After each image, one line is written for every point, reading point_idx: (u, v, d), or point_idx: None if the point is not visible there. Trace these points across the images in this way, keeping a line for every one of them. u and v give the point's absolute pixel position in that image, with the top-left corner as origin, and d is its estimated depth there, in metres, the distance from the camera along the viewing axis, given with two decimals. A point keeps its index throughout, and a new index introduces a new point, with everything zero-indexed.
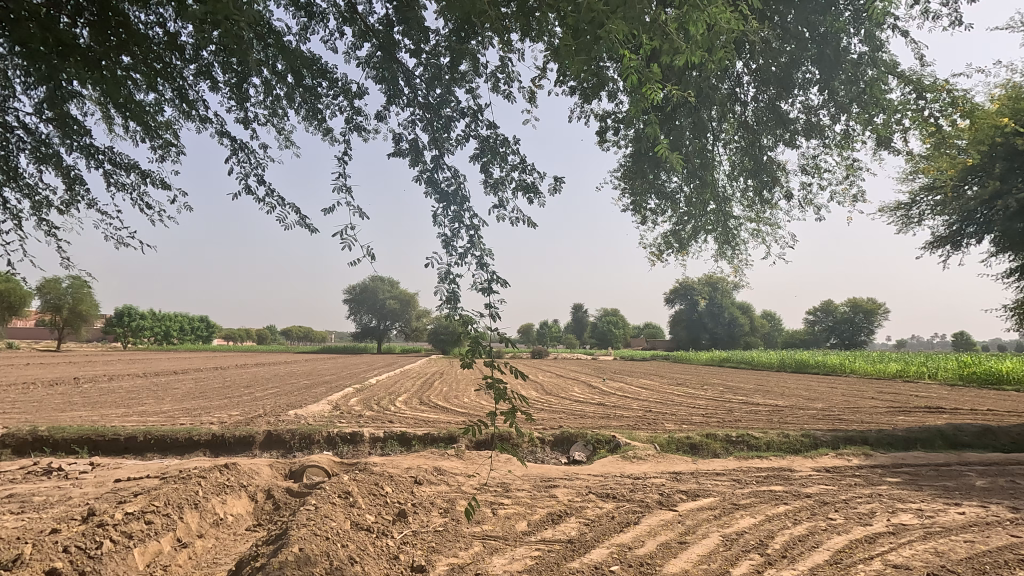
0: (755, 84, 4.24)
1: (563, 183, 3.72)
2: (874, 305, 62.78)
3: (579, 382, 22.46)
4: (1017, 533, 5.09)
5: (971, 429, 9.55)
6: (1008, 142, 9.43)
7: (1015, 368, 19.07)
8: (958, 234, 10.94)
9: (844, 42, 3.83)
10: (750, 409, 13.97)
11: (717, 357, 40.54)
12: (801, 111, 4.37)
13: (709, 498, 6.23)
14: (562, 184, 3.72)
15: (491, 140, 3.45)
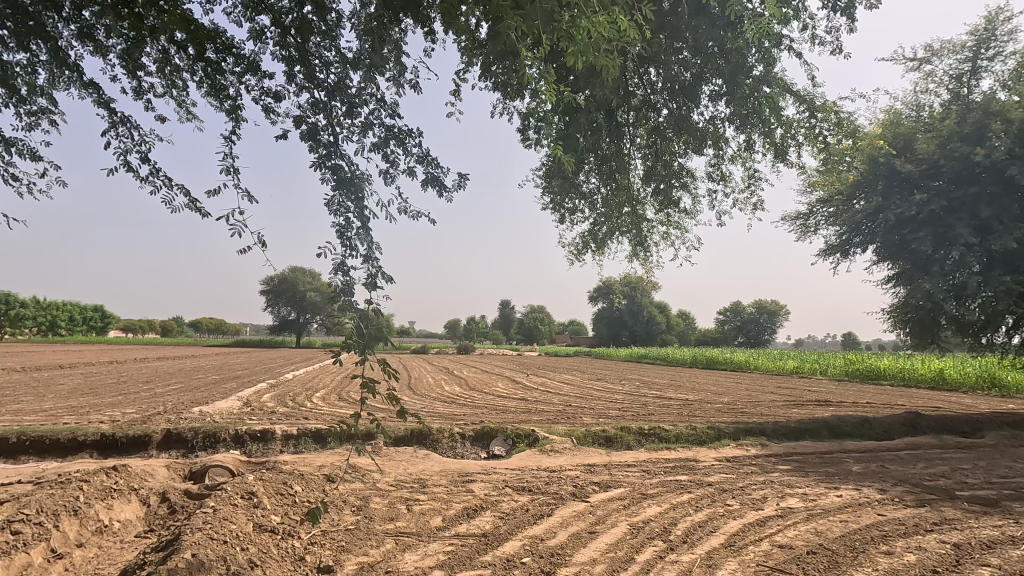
0: (667, 93, 4.45)
1: (468, 179, 3.81)
2: (777, 308, 68.10)
3: (504, 377, 22.66)
4: (884, 513, 5.69)
5: (853, 420, 10.57)
6: (889, 163, 10.55)
7: (892, 364, 21.32)
8: (846, 244, 12.00)
9: (746, 59, 4.07)
10: (663, 404, 14.66)
11: (635, 353, 42.30)
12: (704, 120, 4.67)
13: (620, 489, 6.48)
14: (467, 180, 3.81)
15: (396, 130, 3.46)
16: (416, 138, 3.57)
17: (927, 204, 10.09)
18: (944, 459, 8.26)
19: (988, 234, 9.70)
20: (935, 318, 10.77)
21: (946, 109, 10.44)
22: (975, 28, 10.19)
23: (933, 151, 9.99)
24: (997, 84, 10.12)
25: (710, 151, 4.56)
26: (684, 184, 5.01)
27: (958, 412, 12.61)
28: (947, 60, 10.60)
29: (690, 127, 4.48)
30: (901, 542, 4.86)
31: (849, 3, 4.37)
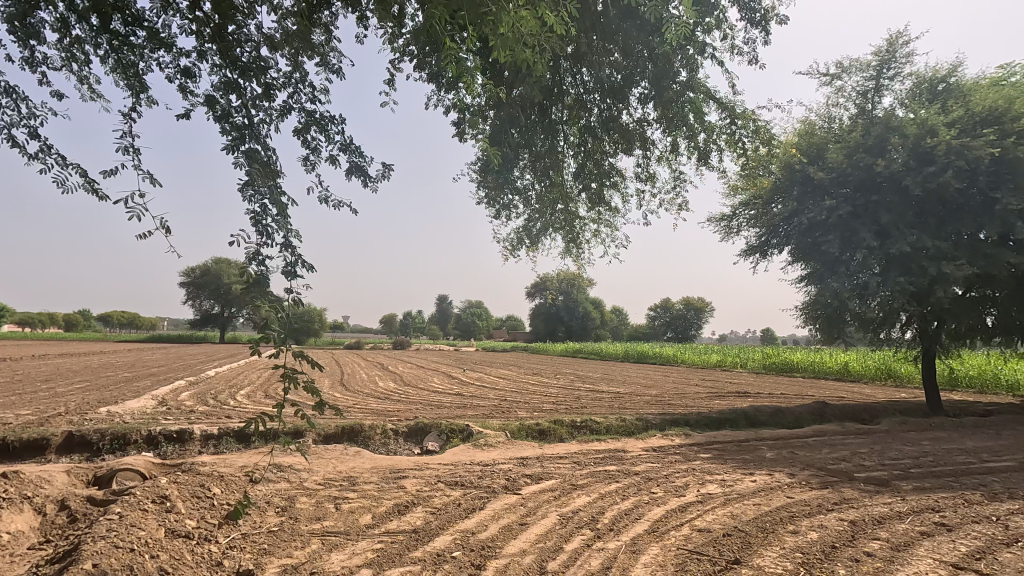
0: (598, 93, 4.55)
1: (393, 171, 3.79)
2: (704, 304, 71.56)
3: (440, 373, 22.52)
4: (792, 495, 6.14)
5: (767, 410, 11.30)
6: (804, 171, 11.41)
7: (804, 358, 22.95)
8: (764, 245, 12.78)
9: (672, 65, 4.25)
10: (595, 397, 15.07)
11: (570, 348, 43.16)
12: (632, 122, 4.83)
13: (551, 480, 6.61)
14: (391, 171, 3.79)
15: (318, 116, 3.36)
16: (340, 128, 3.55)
17: (835, 210, 10.92)
18: (845, 444, 9.00)
19: (886, 238, 10.63)
20: (841, 315, 11.69)
21: (853, 122, 11.32)
22: (878, 50, 11.12)
23: (842, 160, 10.81)
24: (896, 101, 11.08)
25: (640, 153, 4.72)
26: (614, 183, 5.16)
27: (858, 401, 13.77)
28: (855, 77, 11.49)
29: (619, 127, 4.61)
30: (806, 521, 5.26)
31: (763, 16, 4.63)
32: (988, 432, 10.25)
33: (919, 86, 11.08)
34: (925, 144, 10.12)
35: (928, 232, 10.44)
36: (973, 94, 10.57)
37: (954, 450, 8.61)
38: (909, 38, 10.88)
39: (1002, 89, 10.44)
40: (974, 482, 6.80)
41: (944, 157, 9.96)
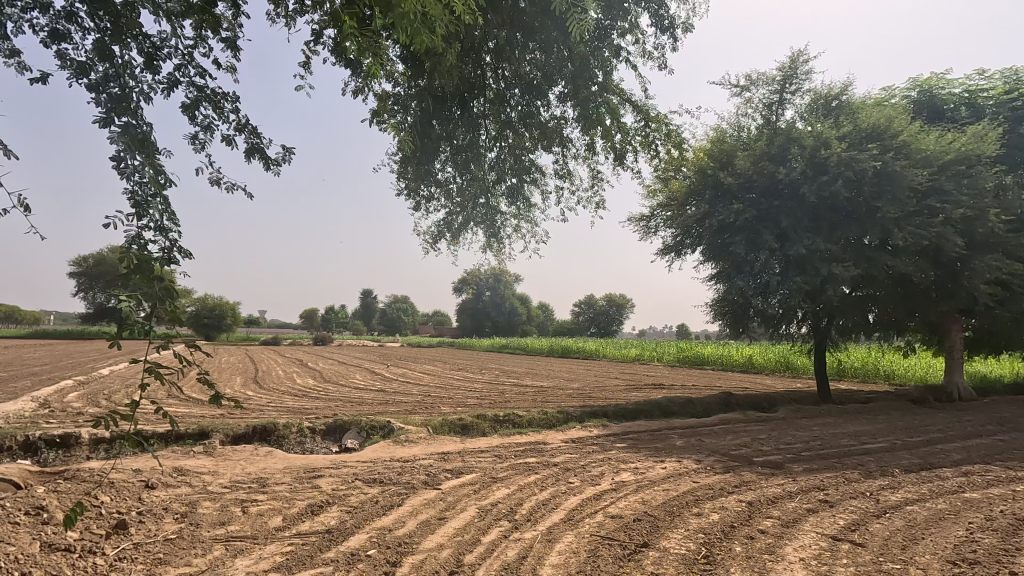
0: (519, 89, 4.61)
1: (295, 154, 3.84)
2: (625, 300, 74.56)
3: (362, 369, 21.95)
4: (698, 480, 6.53)
5: (679, 400, 11.95)
6: (715, 175, 12.10)
7: (714, 352, 24.47)
8: (679, 245, 13.45)
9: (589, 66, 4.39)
10: (519, 391, 15.25)
11: (496, 343, 43.49)
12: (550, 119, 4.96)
13: (471, 474, 6.62)
14: (294, 155, 3.84)
15: (212, 93, 3.29)
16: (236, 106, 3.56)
17: (742, 213, 11.71)
18: (746, 431, 9.68)
19: (786, 241, 11.53)
20: (745, 311, 12.56)
21: (759, 132, 12.15)
22: (782, 66, 12.00)
23: (749, 167, 11.59)
24: (796, 115, 12.03)
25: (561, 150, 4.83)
26: (534, 179, 5.25)
27: (760, 390, 14.87)
28: (762, 89, 12.32)
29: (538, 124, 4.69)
30: (709, 504, 5.62)
31: (672, 24, 4.89)
32: (867, 417, 11.41)
33: (816, 101, 12.06)
34: (819, 155, 11.06)
35: (820, 236, 11.44)
36: (861, 112, 11.66)
37: (838, 434, 9.49)
38: (808, 57, 11.82)
39: (884, 109, 11.60)
40: (853, 462, 7.55)
41: (836, 168, 10.93)
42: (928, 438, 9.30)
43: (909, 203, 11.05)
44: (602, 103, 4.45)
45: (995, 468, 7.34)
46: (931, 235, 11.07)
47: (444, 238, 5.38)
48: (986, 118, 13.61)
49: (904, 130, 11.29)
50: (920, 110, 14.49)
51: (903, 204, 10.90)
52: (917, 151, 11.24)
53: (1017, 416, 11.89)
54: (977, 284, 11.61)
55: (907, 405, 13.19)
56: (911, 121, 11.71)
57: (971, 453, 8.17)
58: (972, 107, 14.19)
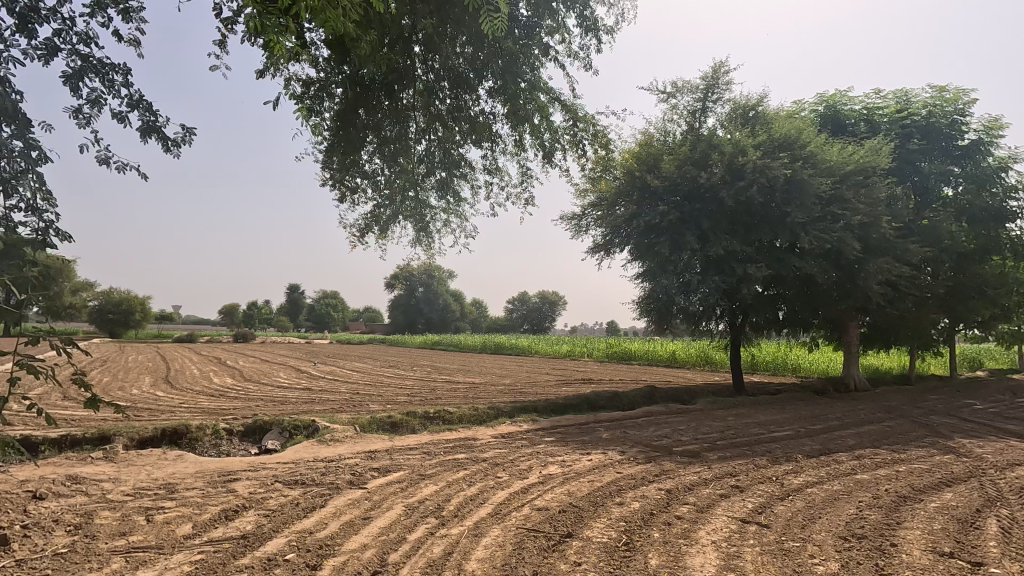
0: (448, 83, 4.59)
1: (195, 136, 3.69)
2: (557, 298, 76.04)
3: (287, 367, 21.03)
4: (621, 470, 6.77)
5: (606, 395, 12.32)
6: (642, 177, 12.53)
7: (640, 347, 25.41)
8: (609, 244, 13.81)
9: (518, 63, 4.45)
10: (450, 388, 15.16)
11: (430, 340, 43.01)
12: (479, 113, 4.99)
13: (398, 472, 6.51)
14: (194, 137, 3.69)
15: (94, 62, 3.18)
16: (128, 82, 3.42)
17: (666, 215, 12.21)
18: (667, 423, 10.15)
19: (706, 242, 12.15)
20: (668, 308, 13.14)
21: (683, 137, 12.72)
22: (705, 75, 12.62)
23: (673, 171, 12.10)
24: (717, 122, 12.69)
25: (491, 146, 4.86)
26: (463, 174, 5.25)
27: (681, 384, 15.62)
28: (686, 97, 12.90)
29: (468, 119, 4.69)
30: (630, 493, 5.84)
31: (596, 26, 5.01)
32: (775, 407, 12.27)
33: (735, 110, 12.77)
34: (737, 162, 11.75)
35: (736, 238, 12.16)
36: (774, 123, 12.46)
37: (749, 423, 10.15)
38: (728, 68, 12.50)
39: (794, 121, 12.46)
40: (762, 449, 8.09)
41: (751, 174, 11.63)
42: (827, 425, 10.14)
43: (814, 209, 11.96)
44: (530, 100, 4.51)
45: (883, 451, 8.11)
46: (833, 239, 12.06)
47: (371, 233, 5.27)
48: (880, 134, 14.92)
49: (811, 141, 12.19)
50: (826, 124, 15.67)
51: (809, 210, 11.79)
52: (822, 162, 12.16)
53: (902, 404, 13.20)
54: (870, 284, 12.77)
55: (810, 396, 14.30)
56: (817, 133, 12.66)
57: (862, 438, 8.98)
58: (869, 123, 15.51)
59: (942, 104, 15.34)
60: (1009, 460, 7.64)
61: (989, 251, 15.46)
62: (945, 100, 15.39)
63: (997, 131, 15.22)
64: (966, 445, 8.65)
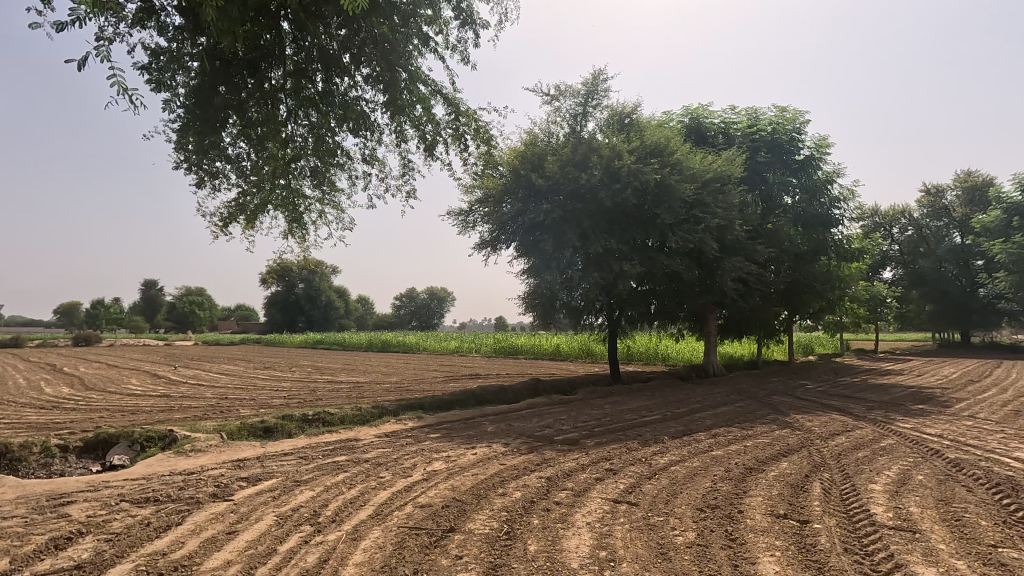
0: (319, 66, 4.49)
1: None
2: (446, 294, 75.94)
3: (141, 372, 18.75)
4: (504, 462, 6.91)
5: (492, 389, 12.49)
6: (528, 175, 12.87)
7: (527, 341, 26.14)
8: (495, 241, 13.97)
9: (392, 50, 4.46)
10: (332, 388, 14.48)
11: (311, 338, 40.80)
12: (353, 101, 4.92)
13: (271, 480, 6.07)
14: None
15: None
16: None
17: (550, 213, 12.64)
18: (550, 413, 10.53)
19: (587, 240, 12.77)
20: (552, 303, 13.60)
21: (566, 139, 13.23)
22: (586, 81, 13.23)
23: (556, 171, 12.57)
24: (596, 127, 13.38)
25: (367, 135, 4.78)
26: (338, 164, 5.13)
27: (564, 376, 16.27)
28: (569, 100, 13.43)
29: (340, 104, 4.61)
30: (513, 483, 5.98)
31: (473, 21, 5.05)
32: (647, 394, 13.26)
33: (613, 116, 13.50)
34: (614, 165, 12.43)
35: (613, 237, 12.94)
36: (646, 130, 13.40)
37: (623, 410, 10.87)
38: (606, 76, 13.20)
39: (664, 130, 13.47)
40: (635, 433, 8.70)
41: (626, 177, 12.42)
42: (689, 408, 11.17)
43: (680, 212, 13.07)
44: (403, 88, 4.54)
45: (735, 429, 9.11)
46: (695, 240, 13.28)
47: (234, 222, 4.94)
48: (735, 146, 16.68)
49: (678, 150, 13.31)
50: (691, 134, 17.18)
51: (676, 213, 12.87)
52: (687, 169, 13.32)
53: (751, 386, 14.93)
54: (726, 281, 14.25)
55: (677, 382, 15.65)
56: (683, 142, 13.83)
57: (718, 418, 10.02)
58: (726, 135, 17.27)
59: (784, 122, 17.50)
60: (831, 430, 8.96)
61: (818, 252, 17.97)
62: (787, 119, 17.58)
63: (825, 150, 17.69)
64: (800, 419, 10.00)
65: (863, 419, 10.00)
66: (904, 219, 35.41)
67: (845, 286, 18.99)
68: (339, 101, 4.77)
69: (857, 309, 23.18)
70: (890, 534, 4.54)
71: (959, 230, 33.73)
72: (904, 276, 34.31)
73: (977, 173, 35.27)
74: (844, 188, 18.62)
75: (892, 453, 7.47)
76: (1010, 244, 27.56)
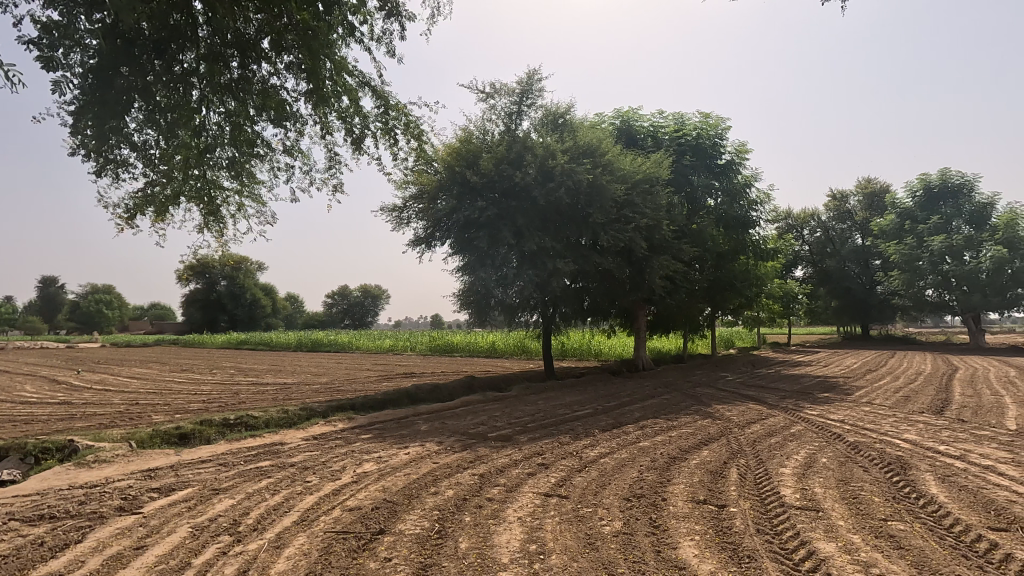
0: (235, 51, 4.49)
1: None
2: (379, 292, 74.31)
3: (37, 377, 17.06)
4: (437, 460, 6.86)
5: (427, 387, 12.33)
6: (462, 172, 12.80)
7: (462, 339, 26.03)
8: (429, 238, 13.77)
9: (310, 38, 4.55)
10: (256, 390, 13.81)
11: (234, 338, 38.68)
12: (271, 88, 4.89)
13: (186, 490, 5.71)
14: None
15: None
16: None
17: (485, 210, 12.62)
18: (484, 411, 10.55)
19: (522, 238, 12.86)
20: (486, 301, 13.50)
21: (501, 137, 13.27)
22: (520, 80, 13.32)
23: (490, 168, 12.60)
24: (531, 126, 13.51)
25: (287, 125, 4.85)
26: (255, 154, 5.12)
27: (499, 373, 16.34)
28: (503, 99, 13.47)
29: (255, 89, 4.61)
30: (446, 481, 5.94)
31: (400, 11, 4.97)
32: (579, 389, 13.58)
33: (546, 116, 13.68)
34: (548, 164, 12.60)
35: (547, 235, 13.11)
36: (579, 131, 13.66)
37: (556, 405, 11.07)
38: (541, 76, 13.35)
39: (596, 131, 13.79)
40: (567, 427, 8.88)
41: (559, 177, 12.61)
42: (619, 401, 11.53)
43: (611, 212, 13.43)
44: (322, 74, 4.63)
45: (661, 420, 9.50)
46: (625, 239, 13.71)
47: (138, 213, 4.81)
48: (663, 149, 17.37)
49: (609, 151, 13.67)
50: (622, 136, 17.69)
51: (607, 212, 13.23)
52: (618, 169, 13.71)
53: (677, 379, 15.62)
54: (654, 278, 14.82)
55: (608, 377, 16.12)
56: (614, 144, 14.22)
57: (646, 410, 10.41)
58: (655, 139, 17.96)
59: (708, 128, 18.41)
60: (747, 419, 9.53)
61: (738, 251, 19.04)
62: (710, 125, 18.51)
63: (745, 155, 18.76)
64: (720, 409, 10.58)
65: (776, 408, 10.72)
66: (813, 222, 38.12)
67: (762, 284, 20.25)
68: (256, 88, 4.76)
69: (772, 305, 24.76)
70: (797, 514, 4.90)
71: (861, 232, 36.73)
72: (813, 275, 37.01)
73: (875, 181, 38.61)
74: (760, 192, 19.85)
75: (800, 438, 8.07)
76: (902, 246, 30.38)
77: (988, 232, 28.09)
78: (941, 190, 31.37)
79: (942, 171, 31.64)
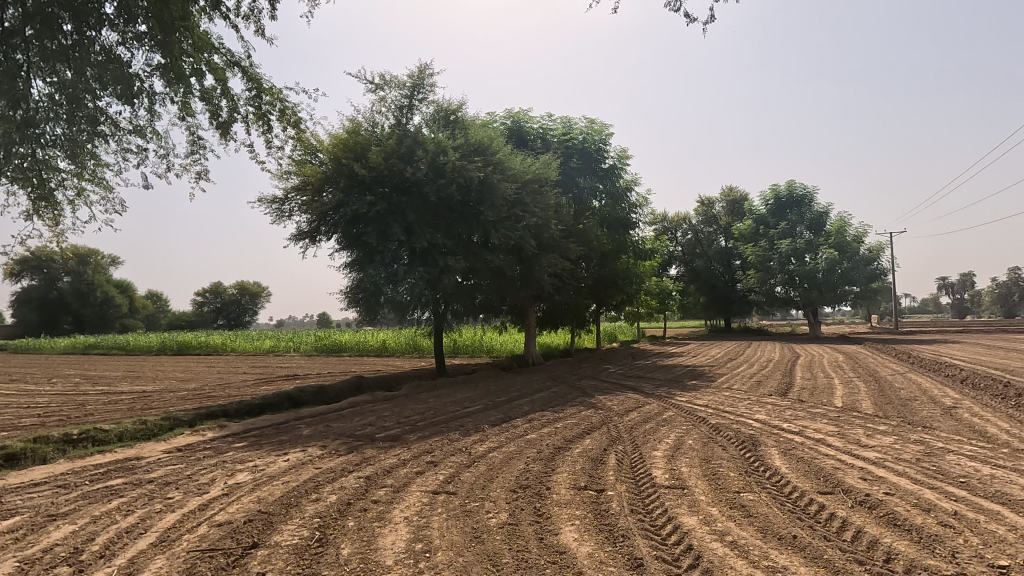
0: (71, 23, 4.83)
1: None
2: (259, 289, 69.25)
3: None
4: (319, 466, 6.53)
5: (310, 390, 11.71)
6: (351, 165, 12.30)
7: (351, 339, 25.09)
8: (314, 232, 13.05)
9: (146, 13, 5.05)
10: (109, 400, 12.25)
11: (80, 342, 33.93)
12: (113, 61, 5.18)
13: (13, 519, 4.91)
14: None
15: None
16: None
17: (374, 205, 12.24)
18: (372, 411, 10.24)
19: (412, 234, 12.63)
20: (375, 299, 12.96)
21: (390, 131, 12.93)
22: (411, 74, 13.08)
23: (380, 162, 12.22)
24: (422, 121, 13.32)
25: (130, 99, 5.04)
26: (96, 132, 5.22)
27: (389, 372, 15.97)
28: (394, 91, 13.14)
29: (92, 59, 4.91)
30: (328, 487, 5.68)
31: None
32: (470, 386, 13.65)
33: (438, 113, 13.56)
34: (439, 160, 12.52)
35: (438, 231, 13.02)
36: (470, 129, 13.69)
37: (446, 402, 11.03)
38: (432, 72, 13.21)
39: (487, 130, 13.92)
40: (457, 424, 8.88)
41: (450, 173, 12.59)
42: (508, 396, 11.76)
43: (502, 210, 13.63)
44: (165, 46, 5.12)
45: (548, 413, 9.84)
46: (515, 237, 14.02)
47: None
48: (550, 151, 17.94)
49: (499, 150, 13.88)
50: (512, 136, 18.01)
51: (498, 210, 13.44)
52: (508, 169, 13.94)
53: (564, 373, 16.29)
54: (542, 275, 15.31)
55: (499, 372, 16.38)
56: (505, 144, 14.47)
57: (534, 404, 10.75)
58: (544, 141, 18.48)
59: (593, 133, 19.32)
60: (626, 408, 10.20)
61: (619, 251, 20.23)
62: (595, 130, 19.45)
63: (626, 161, 19.97)
64: (602, 400, 11.20)
65: (652, 396, 11.56)
66: (685, 225, 41.51)
67: (641, 282, 21.69)
68: (96, 60, 4.99)
69: (649, 301, 26.67)
70: (666, 493, 5.33)
71: (724, 234, 40.71)
72: (685, 273, 40.39)
73: (737, 189, 42.92)
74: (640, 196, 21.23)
75: (671, 423, 8.79)
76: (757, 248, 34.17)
77: (823, 237, 32.48)
78: (788, 200, 35.72)
79: (789, 183, 36.01)
